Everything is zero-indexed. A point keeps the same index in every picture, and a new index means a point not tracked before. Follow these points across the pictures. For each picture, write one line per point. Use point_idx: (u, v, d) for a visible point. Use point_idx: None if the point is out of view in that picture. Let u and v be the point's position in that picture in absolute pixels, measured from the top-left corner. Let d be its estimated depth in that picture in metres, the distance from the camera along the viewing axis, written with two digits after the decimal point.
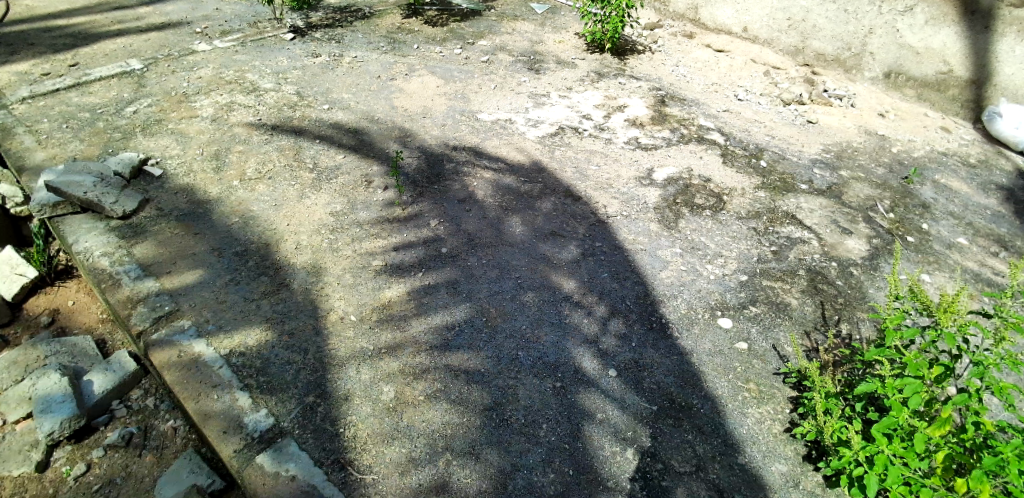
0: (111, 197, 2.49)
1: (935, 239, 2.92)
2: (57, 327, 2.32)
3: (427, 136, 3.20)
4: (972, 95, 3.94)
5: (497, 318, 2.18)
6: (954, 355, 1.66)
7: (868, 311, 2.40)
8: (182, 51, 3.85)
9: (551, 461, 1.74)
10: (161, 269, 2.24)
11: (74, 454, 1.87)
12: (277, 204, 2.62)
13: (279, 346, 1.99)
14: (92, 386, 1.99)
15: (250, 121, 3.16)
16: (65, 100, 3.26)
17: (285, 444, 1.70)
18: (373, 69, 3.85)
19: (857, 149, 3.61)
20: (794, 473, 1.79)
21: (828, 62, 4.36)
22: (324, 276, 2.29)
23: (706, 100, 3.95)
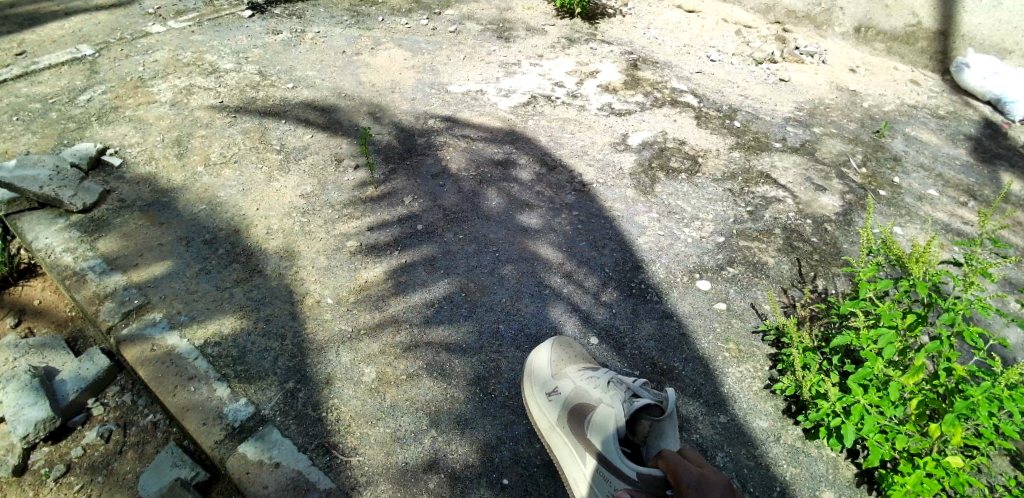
0: (69, 190, 2.39)
1: (907, 192, 2.96)
2: (25, 327, 2.25)
3: (396, 112, 3.12)
4: (940, 47, 3.99)
5: (476, 293, 2.16)
6: (927, 304, 1.70)
7: (843, 266, 2.43)
8: (136, 34, 3.67)
9: (536, 431, 1.75)
10: (127, 263, 2.17)
11: (53, 456, 1.83)
12: (245, 189, 2.55)
13: (255, 333, 1.96)
14: (65, 385, 1.94)
15: (211, 104, 3.04)
16: (13, 91, 3.09)
17: (268, 432, 1.69)
18: (336, 44, 3.72)
19: (829, 105, 3.62)
20: (775, 428, 1.83)
21: (799, 19, 4.33)
22: (298, 260, 2.24)
23: (679, 62, 3.90)
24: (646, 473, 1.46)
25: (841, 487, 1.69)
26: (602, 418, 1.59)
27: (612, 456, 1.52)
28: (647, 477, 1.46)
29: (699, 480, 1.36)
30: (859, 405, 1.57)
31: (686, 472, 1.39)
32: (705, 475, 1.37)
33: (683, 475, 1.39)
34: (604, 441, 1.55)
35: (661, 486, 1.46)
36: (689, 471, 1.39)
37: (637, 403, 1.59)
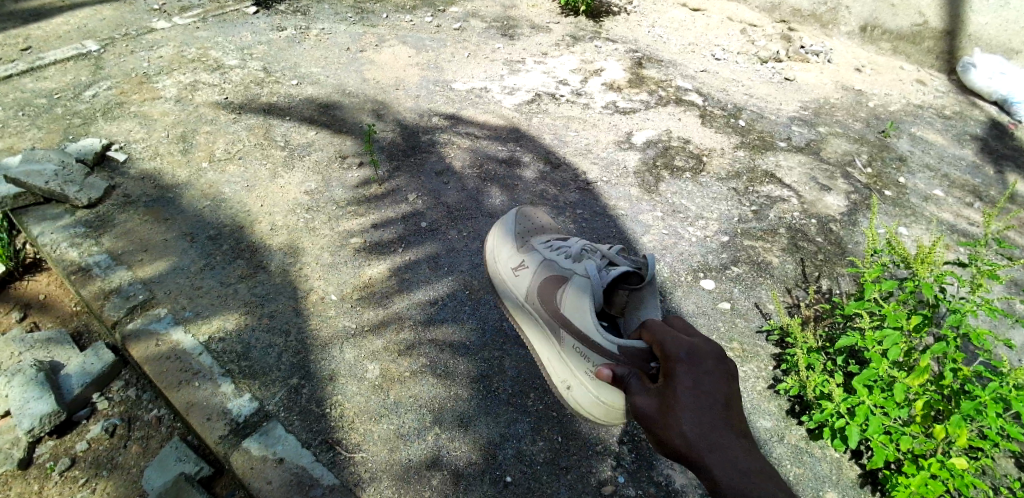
0: (74, 185, 2.40)
1: (912, 193, 2.95)
2: (30, 322, 2.25)
3: (400, 109, 3.11)
4: (947, 47, 4.01)
5: (480, 291, 2.16)
6: (932, 305, 1.70)
7: (848, 266, 2.43)
8: (140, 30, 3.67)
9: (540, 429, 1.76)
10: (132, 258, 2.18)
11: (58, 450, 1.84)
12: (250, 185, 2.55)
13: (259, 329, 1.96)
14: (70, 380, 1.95)
15: (216, 100, 3.05)
16: (19, 86, 3.10)
17: (272, 427, 1.69)
18: (341, 41, 3.72)
19: (834, 105, 3.60)
20: (779, 428, 1.82)
21: (804, 18, 4.31)
22: (302, 257, 2.24)
23: (684, 61, 3.89)
24: (628, 346, 1.53)
25: (846, 487, 1.69)
26: (579, 286, 1.72)
27: (584, 319, 1.65)
28: (629, 351, 1.54)
29: (689, 350, 1.36)
30: (863, 406, 1.57)
31: (675, 343, 1.39)
32: (695, 345, 1.37)
33: (672, 346, 1.39)
34: (575, 303, 1.70)
35: (643, 359, 1.53)
36: (676, 342, 1.39)
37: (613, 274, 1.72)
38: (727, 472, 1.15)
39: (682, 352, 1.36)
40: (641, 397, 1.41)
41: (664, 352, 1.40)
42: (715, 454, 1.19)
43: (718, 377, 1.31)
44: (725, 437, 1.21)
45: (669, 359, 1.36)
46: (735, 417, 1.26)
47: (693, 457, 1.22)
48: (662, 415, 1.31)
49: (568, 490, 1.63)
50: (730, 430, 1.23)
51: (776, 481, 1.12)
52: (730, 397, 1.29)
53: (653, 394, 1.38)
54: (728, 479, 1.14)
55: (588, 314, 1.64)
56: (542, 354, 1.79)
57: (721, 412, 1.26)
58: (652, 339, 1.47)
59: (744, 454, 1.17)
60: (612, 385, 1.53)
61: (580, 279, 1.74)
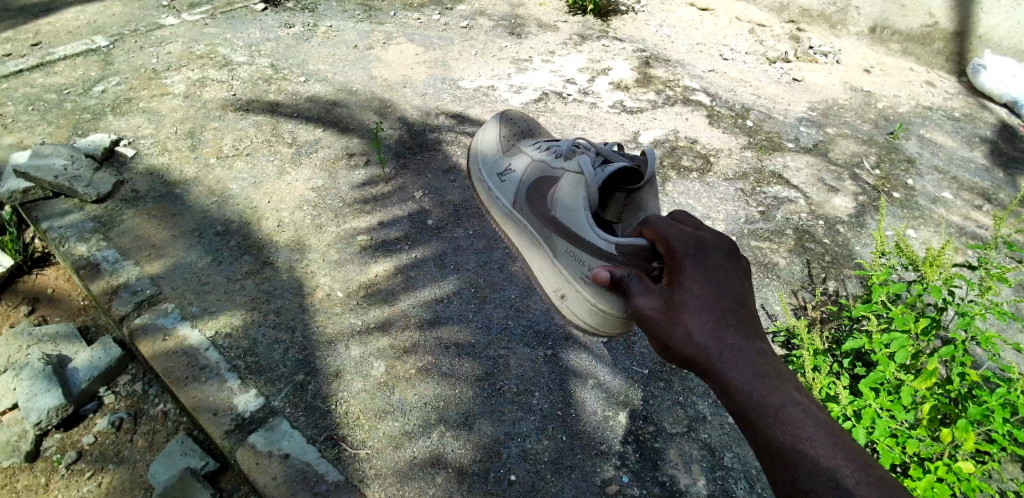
0: (83, 180, 2.41)
1: (921, 194, 2.94)
2: (38, 315, 2.27)
3: (407, 107, 3.12)
4: (957, 48, 4.03)
5: (486, 289, 2.16)
6: (940, 308, 1.69)
7: (855, 268, 2.42)
8: (150, 26, 3.68)
9: (545, 428, 1.76)
10: (140, 253, 2.19)
11: (65, 443, 1.85)
12: (257, 182, 2.56)
13: (265, 325, 1.97)
14: (78, 373, 1.97)
15: (224, 97, 3.06)
16: (29, 81, 3.12)
17: (278, 423, 1.70)
18: (348, 38, 3.73)
19: (843, 106, 3.59)
20: None
21: (813, 18, 4.29)
22: (309, 253, 2.25)
23: (691, 60, 3.87)
24: (626, 243, 1.45)
25: None
26: (575, 188, 1.66)
27: (581, 223, 1.61)
28: (626, 248, 1.46)
29: (698, 244, 1.26)
30: (870, 409, 1.56)
31: (681, 237, 1.28)
32: (703, 240, 1.27)
33: (677, 240, 1.28)
34: (568, 206, 1.67)
35: (648, 258, 1.43)
36: (684, 236, 1.28)
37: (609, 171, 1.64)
38: (741, 374, 1.06)
39: (690, 246, 1.25)
40: (641, 299, 1.32)
41: (669, 247, 1.29)
42: (727, 357, 1.09)
43: (729, 275, 1.21)
44: (738, 336, 1.12)
45: (676, 253, 1.26)
46: (746, 313, 1.17)
47: (702, 360, 1.12)
48: (668, 318, 1.21)
49: (573, 489, 1.63)
50: (743, 330, 1.13)
51: (791, 383, 1.06)
52: (740, 293, 1.20)
53: (655, 295, 1.29)
54: (744, 381, 1.06)
55: (584, 218, 1.60)
56: (547, 264, 1.79)
57: (732, 308, 1.16)
58: (653, 235, 1.36)
59: (757, 353, 1.09)
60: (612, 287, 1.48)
61: (573, 178, 1.68)
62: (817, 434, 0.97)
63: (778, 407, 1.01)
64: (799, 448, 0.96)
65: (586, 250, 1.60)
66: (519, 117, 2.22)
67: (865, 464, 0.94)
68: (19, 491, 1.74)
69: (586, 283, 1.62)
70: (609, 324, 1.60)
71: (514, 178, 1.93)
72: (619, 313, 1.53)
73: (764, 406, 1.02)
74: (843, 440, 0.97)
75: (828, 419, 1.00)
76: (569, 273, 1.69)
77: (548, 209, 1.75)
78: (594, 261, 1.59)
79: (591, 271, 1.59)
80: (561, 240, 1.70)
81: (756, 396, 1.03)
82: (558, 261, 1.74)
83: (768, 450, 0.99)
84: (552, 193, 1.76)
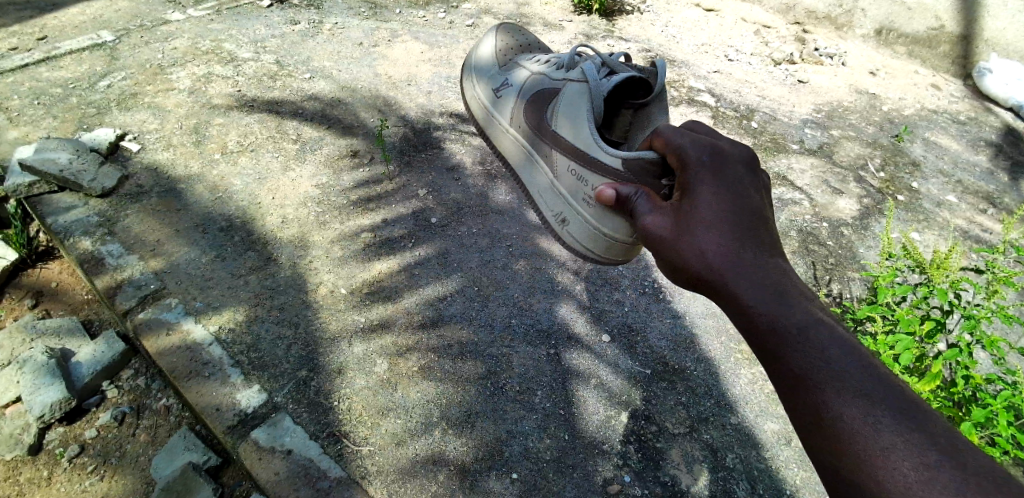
0: (89, 175, 2.42)
1: (925, 198, 2.93)
2: (42, 309, 2.28)
3: (411, 105, 3.11)
4: (962, 51, 4.03)
5: (489, 288, 2.16)
6: (946, 311, 1.69)
7: (859, 270, 2.42)
8: (155, 21, 3.68)
9: (547, 426, 1.76)
10: (144, 248, 2.19)
11: (67, 436, 1.85)
12: (261, 178, 2.56)
13: (268, 320, 1.97)
14: (81, 367, 1.97)
15: (229, 93, 3.06)
16: (34, 75, 3.13)
17: (280, 419, 1.70)
18: (354, 35, 3.73)
19: (848, 108, 3.58)
20: (786, 431, 1.86)
21: (819, 19, 4.27)
22: (312, 250, 2.25)
23: (696, 61, 3.86)
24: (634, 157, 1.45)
25: None
26: (580, 101, 1.63)
27: (586, 141, 1.59)
28: (634, 164, 1.46)
29: (713, 155, 1.26)
30: None
31: (697, 149, 1.28)
32: (718, 150, 1.27)
33: (692, 150, 1.29)
34: (571, 119, 1.65)
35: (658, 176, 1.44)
36: (698, 145, 1.29)
37: (615, 82, 1.60)
38: (758, 291, 1.03)
39: (704, 157, 1.26)
40: (650, 217, 1.31)
41: (683, 161, 1.29)
42: (742, 272, 1.07)
43: (746, 190, 1.21)
44: (755, 253, 1.10)
45: (692, 163, 1.26)
46: (765, 232, 1.15)
47: (715, 277, 1.10)
48: (678, 234, 1.20)
49: (574, 488, 1.63)
50: (762, 250, 1.11)
51: (815, 305, 1.01)
52: (758, 210, 1.18)
53: (666, 214, 1.27)
54: (761, 300, 1.02)
55: (590, 135, 1.58)
56: (546, 186, 1.78)
57: (748, 224, 1.14)
58: (665, 148, 1.36)
59: (777, 274, 1.06)
60: (615, 205, 1.49)
61: (577, 89, 1.65)
62: (839, 353, 0.91)
63: (800, 326, 0.95)
64: (820, 369, 0.89)
65: (590, 167, 1.60)
66: (517, 31, 2.15)
67: (898, 390, 0.85)
68: (22, 484, 1.74)
69: (587, 203, 1.62)
70: (610, 250, 1.62)
71: (513, 93, 1.89)
72: (623, 236, 1.56)
73: (782, 323, 0.97)
74: (875, 366, 0.89)
75: (858, 344, 0.93)
76: (569, 194, 1.69)
77: (548, 122, 1.73)
78: (596, 178, 1.59)
79: (593, 189, 1.60)
80: (562, 157, 1.69)
81: (775, 314, 0.99)
82: (558, 182, 1.73)
83: (787, 373, 0.93)
84: (553, 106, 1.73)
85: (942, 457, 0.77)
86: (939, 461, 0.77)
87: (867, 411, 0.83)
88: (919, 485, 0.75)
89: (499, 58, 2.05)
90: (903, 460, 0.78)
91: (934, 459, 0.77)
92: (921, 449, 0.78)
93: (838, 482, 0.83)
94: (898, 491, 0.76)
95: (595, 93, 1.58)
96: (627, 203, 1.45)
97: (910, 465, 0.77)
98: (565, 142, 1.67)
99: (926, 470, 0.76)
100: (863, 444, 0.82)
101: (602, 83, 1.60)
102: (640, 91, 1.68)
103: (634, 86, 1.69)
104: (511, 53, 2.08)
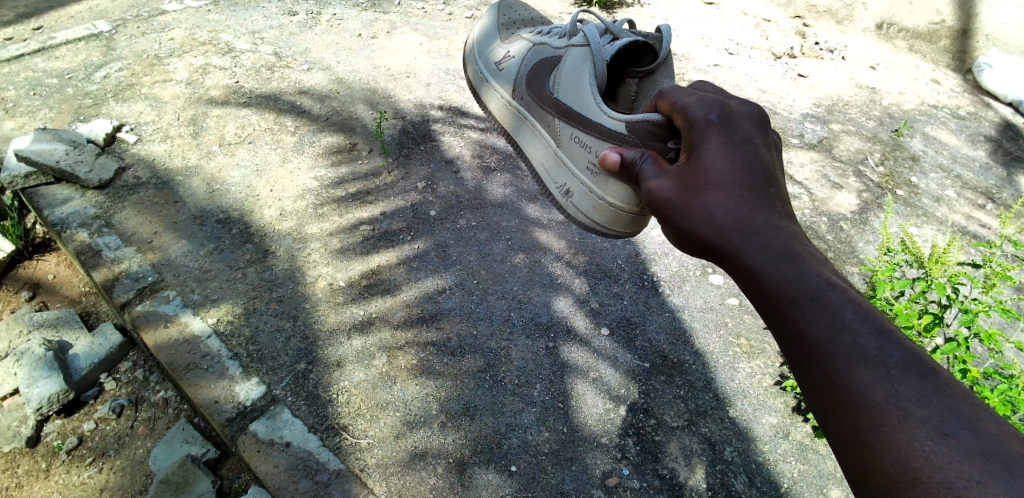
0: (85, 166, 2.40)
1: (924, 193, 2.93)
2: (39, 301, 2.27)
3: (409, 97, 3.10)
4: (962, 46, 4.04)
5: (488, 280, 2.16)
6: (944, 305, 1.70)
7: (857, 265, 2.42)
8: (152, 11, 3.65)
9: (545, 419, 1.76)
10: (142, 240, 2.18)
11: (65, 428, 1.85)
12: (259, 170, 2.55)
13: (267, 313, 1.97)
14: (79, 359, 1.97)
15: (226, 84, 3.04)
16: (30, 65, 3.10)
17: (280, 411, 1.70)
18: (352, 27, 3.70)
19: (848, 102, 3.57)
20: (784, 424, 1.86)
21: (819, 13, 4.25)
22: (310, 243, 2.24)
23: (696, 54, 3.84)
24: (640, 120, 1.46)
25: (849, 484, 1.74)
26: (583, 67, 1.63)
27: (590, 108, 1.59)
28: (639, 127, 1.47)
29: (721, 113, 1.25)
30: None
31: (704, 108, 1.28)
32: (728, 108, 1.26)
33: (699, 112, 1.28)
34: (573, 86, 1.65)
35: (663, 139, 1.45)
36: (705, 105, 1.28)
37: (618, 47, 1.60)
38: (769, 257, 1.01)
39: (712, 117, 1.25)
40: (656, 181, 1.31)
41: (691, 122, 1.29)
42: (752, 237, 1.05)
43: (756, 153, 1.18)
44: (767, 217, 1.08)
45: (699, 125, 1.26)
46: (778, 197, 1.12)
47: (726, 245, 1.08)
48: (688, 202, 1.18)
49: (573, 481, 1.64)
50: (774, 214, 1.08)
51: (829, 270, 0.99)
52: (768, 173, 1.16)
53: (674, 178, 1.27)
54: (773, 265, 1.00)
55: (593, 102, 1.58)
56: (548, 157, 1.78)
57: (759, 187, 1.12)
58: (670, 109, 1.39)
59: (789, 238, 1.04)
60: (620, 170, 1.49)
61: (579, 54, 1.65)
62: (855, 319, 0.87)
63: (813, 292, 0.93)
64: (834, 337, 0.87)
65: (594, 134, 1.60)
66: (518, 6, 2.14)
67: (916, 358, 0.82)
68: (20, 476, 1.74)
69: (591, 172, 1.63)
70: (617, 220, 1.62)
71: (514, 64, 1.88)
72: (628, 205, 1.55)
73: (794, 287, 0.95)
74: (891, 331, 0.86)
75: (874, 309, 0.90)
76: (573, 163, 1.69)
77: (550, 90, 1.73)
78: (601, 145, 1.59)
79: (597, 156, 1.59)
80: (565, 126, 1.69)
81: (787, 280, 0.96)
82: (562, 153, 1.73)
83: (799, 341, 0.91)
84: (554, 74, 1.73)
85: (962, 426, 0.74)
86: (958, 431, 0.74)
87: (882, 379, 0.81)
88: (937, 455, 0.73)
89: (500, 32, 2.04)
90: (919, 429, 0.75)
91: (952, 428, 0.74)
92: (938, 418, 0.76)
93: (851, 454, 0.81)
94: (913, 458, 0.74)
95: (597, 58, 1.59)
96: (631, 167, 1.45)
97: (928, 435, 0.74)
98: (568, 110, 1.67)
99: (944, 440, 0.73)
100: (877, 413, 0.79)
101: (604, 47, 1.60)
102: (644, 58, 1.68)
103: (638, 53, 1.69)
104: (512, 27, 2.07)
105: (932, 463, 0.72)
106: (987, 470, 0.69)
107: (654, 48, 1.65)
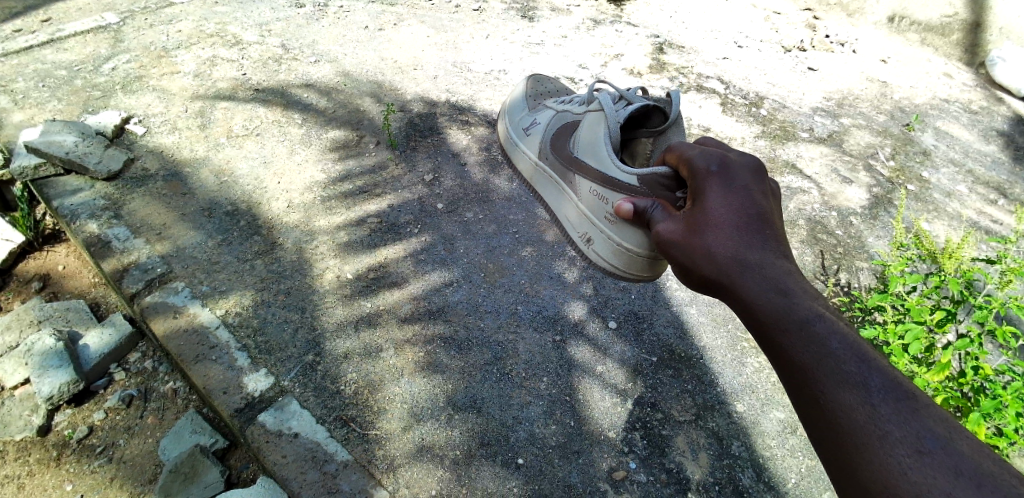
0: (95, 157, 2.41)
1: (935, 188, 2.90)
2: (49, 292, 2.29)
3: (416, 90, 3.09)
4: (974, 39, 4.00)
5: (495, 274, 2.16)
6: (957, 300, 1.68)
7: (867, 260, 2.40)
8: (160, 3, 3.65)
9: (552, 413, 1.76)
10: (151, 231, 2.19)
11: (76, 418, 1.87)
12: (266, 162, 2.55)
13: (275, 305, 1.97)
14: (89, 348, 1.98)
15: (233, 76, 3.04)
16: (39, 57, 3.11)
17: (287, 403, 1.71)
18: (359, 19, 3.69)
19: (858, 96, 3.53)
20: (792, 420, 1.86)
21: (830, 6, 4.22)
22: (318, 236, 2.24)
23: (706, 46, 3.80)
24: (649, 173, 1.45)
25: None
26: (599, 129, 1.61)
27: (606, 164, 1.58)
28: (651, 180, 1.45)
29: (721, 163, 1.25)
30: None
31: (703, 157, 1.28)
32: (726, 159, 1.26)
33: (699, 160, 1.29)
34: (590, 144, 1.64)
35: (670, 189, 1.44)
36: (705, 156, 1.28)
37: (631, 108, 1.58)
38: (762, 286, 1.03)
39: (712, 165, 1.26)
40: (663, 224, 1.32)
41: (692, 170, 1.29)
42: (747, 269, 1.07)
43: (752, 191, 1.20)
44: (761, 250, 1.10)
45: (699, 175, 1.26)
46: (773, 231, 1.14)
47: (720, 276, 1.11)
48: (687, 238, 1.21)
49: (579, 474, 1.64)
50: (769, 249, 1.10)
51: (818, 300, 1.01)
52: (763, 206, 1.18)
53: (677, 220, 1.29)
54: (765, 297, 1.02)
55: (609, 159, 1.57)
56: (569, 208, 1.78)
57: (754, 222, 1.14)
58: (677, 161, 1.37)
59: (782, 269, 1.06)
60: (635, 220, 1.46)
61: (595, 118, 1.64)
62: (841, 349, 0.90)
63: (802, 320, 0.95)
64: (821, 363, 0.90)
65: (611, 188, 1.57)
66: (547, 80, 2.22)
67: (896, 382, 0.85)
68: (32, 465, 1.76)
69: (608, 221, 1.60)
70: (635, 265, 1.59)
71: (539, 129, 1.91)
72: (643, 249, 1.53)
73: (785, 317, 0.97)
74: (875, 360, 0.89)
75: (860, 339, 0.93)
76: (591, 213, 1.67)
77: (570, 149, 1.73)
78: (617, 198, 1.56)
79: (613, 207, 1.57)
80: (583, 181, 1.68)
81: (777, 308, 0.99)
82: (580, 204, 1.71)
83: (791, 368, 0.94)
84: (573, 136, 1.73)
85: (936, 443, 0.78)
86: (934, 448, 0.78)
87: (864, 403, 0.84)
88: (914, 471, 0.77)
89: (527, 101, 2.11)
90: (896, 449, 0.79)
91: (928, 446, 0.78)
92: (914, 437, 0.79)
93: (837, 469, 0.85)
94: (890, 474, 0.78)
95: (611, 119, 1.57)
96: (646, 217, 1.43)
97: (904, 453, 0.79)
98: (586, 167, 1.66)
99: (921, 457, 0.77)
100: (860, 433, 0.83)
101: (618, 111, 1.58)
102: (655, 117, 1.66)
103: (648, 112, 1.67)
104: (539, 98, 2.13)
105: (908, 478, 0.77)
106: (957, 487, 0.73)
107: (665, 109, 1.63)
